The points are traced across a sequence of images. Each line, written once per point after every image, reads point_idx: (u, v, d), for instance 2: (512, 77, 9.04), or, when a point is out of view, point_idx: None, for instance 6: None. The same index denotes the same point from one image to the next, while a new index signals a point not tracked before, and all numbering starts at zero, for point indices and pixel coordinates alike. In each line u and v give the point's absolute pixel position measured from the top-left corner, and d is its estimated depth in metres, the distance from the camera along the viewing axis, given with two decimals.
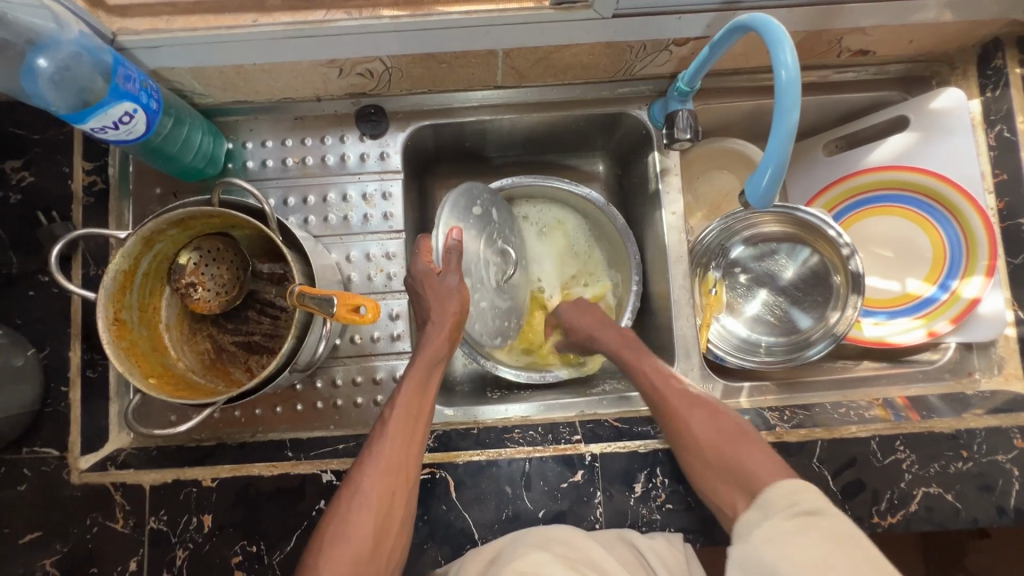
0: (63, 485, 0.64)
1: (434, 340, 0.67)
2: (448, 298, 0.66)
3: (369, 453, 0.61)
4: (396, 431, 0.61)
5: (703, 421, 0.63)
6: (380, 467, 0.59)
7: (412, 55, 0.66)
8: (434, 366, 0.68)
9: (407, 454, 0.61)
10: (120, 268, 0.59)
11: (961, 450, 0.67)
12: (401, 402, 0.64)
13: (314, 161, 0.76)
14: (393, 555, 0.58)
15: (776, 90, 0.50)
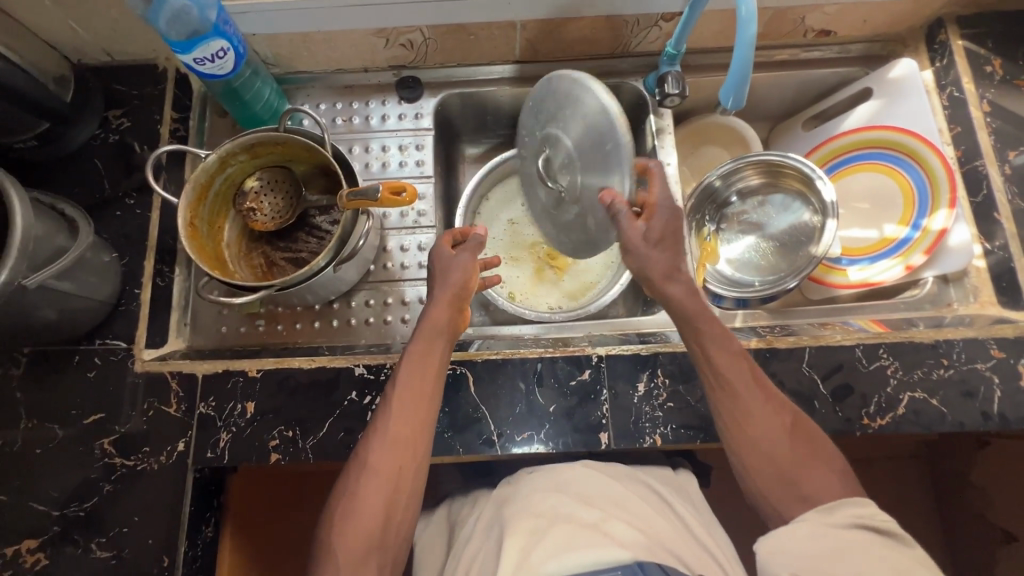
0: (127, 373, 0.72)
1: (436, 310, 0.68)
2: (455, 272, 0.69)
3: (377, 424, 0.63)
4: (403, 403, 0.63)
5: (748, 389, 0.60)
6: (386, 440, 0.61)
7: (446, 26, 0.81)
8: (435, 336, 0.67)
9: (417, 429, 0.62)
10: (199, 180, 0.71)
11: (942, 359, 0.72)
12: (404, 378, 0.65)
13: (359, 120, 0.90)
14: (403, 527, 0.59)
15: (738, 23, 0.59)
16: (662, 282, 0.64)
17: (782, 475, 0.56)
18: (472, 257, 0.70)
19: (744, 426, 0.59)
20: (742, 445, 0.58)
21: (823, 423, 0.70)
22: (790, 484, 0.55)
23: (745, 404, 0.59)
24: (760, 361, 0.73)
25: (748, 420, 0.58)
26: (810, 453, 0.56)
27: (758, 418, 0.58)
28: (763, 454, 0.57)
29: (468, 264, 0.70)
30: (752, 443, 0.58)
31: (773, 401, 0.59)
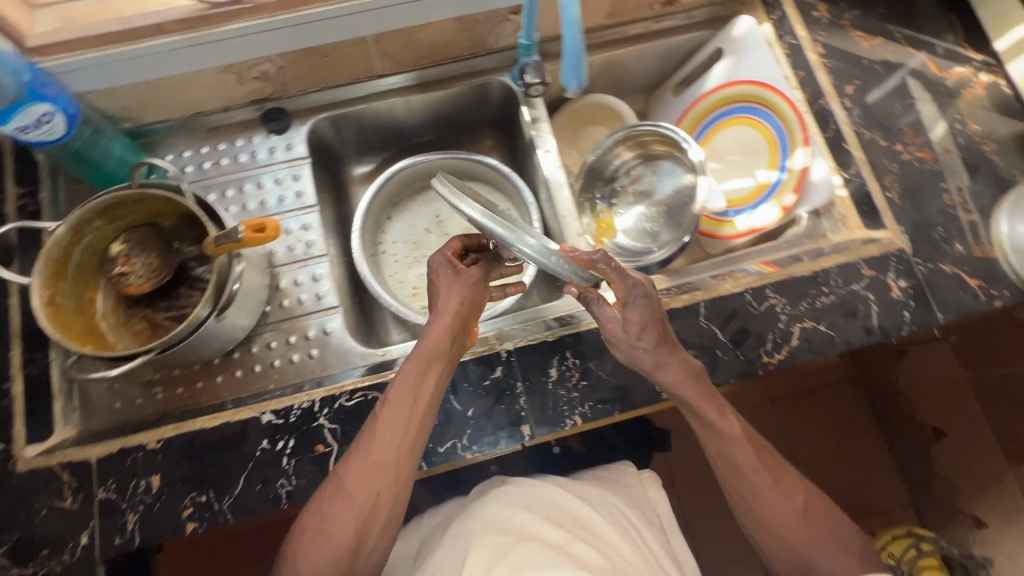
0: (10, 475, 0.66)
1: (433, 331, 0.65)
2: (456, 292, 0.68)
3: (358, 448, 0.64)
4: (386, 432, 0.63)
5: (756, 472, 0.67)
6: (366, 468, 0.63)
7: (296, 52, 0.80)
8: (432, 363, 0.66)
9: (400, 460, 0.64)
10: (51, 256, 0.66)
11: (822, 287, 0.77)
12: (392, 405, 0.64)
13: (228, 162, 0.86)
14: (375, 545, 0.64)
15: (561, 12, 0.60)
16: (654, 370, 0.67)
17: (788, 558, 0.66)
18: (478, 278, 0.69)
19: (771, 529, 0.66)
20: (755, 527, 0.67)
21: (728, 369, 0.73)
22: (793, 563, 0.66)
23: (755, 489, 0.66)
24: None
25: (765, 510, 0.66)
26: (822, 542, 0.65)
27: (778, 516, 0.66)
28: (780, 537, 0.66)
29: (472, 286, 0.69)
30: (767, 531, 0.67)
31: (784, 481, 0.67)
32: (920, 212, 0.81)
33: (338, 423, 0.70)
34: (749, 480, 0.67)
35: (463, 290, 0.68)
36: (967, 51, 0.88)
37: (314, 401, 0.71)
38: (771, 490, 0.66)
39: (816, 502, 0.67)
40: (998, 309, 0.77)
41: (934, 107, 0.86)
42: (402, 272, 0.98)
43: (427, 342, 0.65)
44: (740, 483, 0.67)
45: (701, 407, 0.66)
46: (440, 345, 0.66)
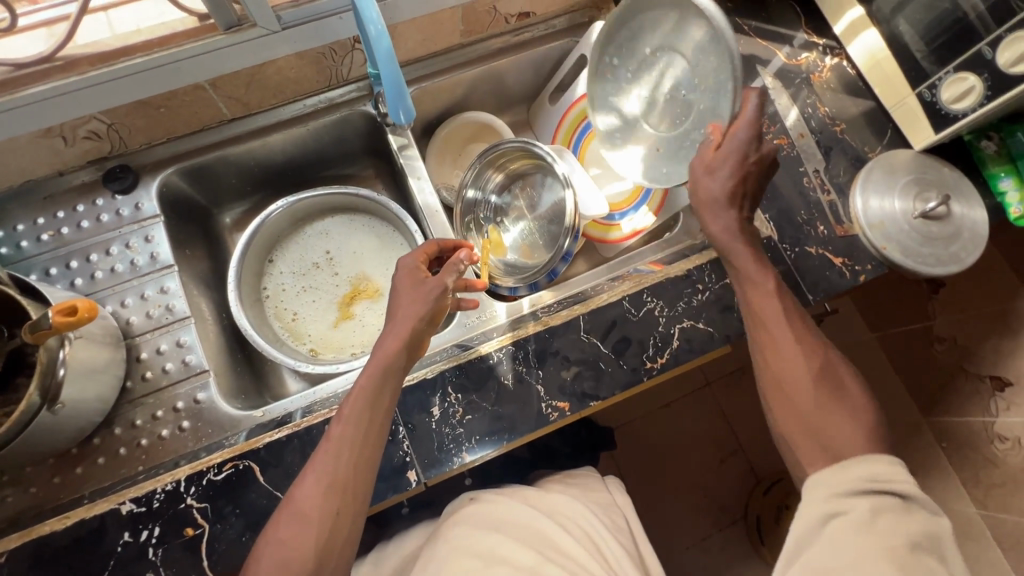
0: None
1: (389, 342, 0.65)
2: (419, 304, 0.67)
3: (315, 465, 0.59)
4: (344, 443, 0.59)
5: (787, 331, 0.64)
6: (325, 484, 0.57)
7: (124, 107, 0.74)
8: (388, 375, 0.63)
9: (355, 474, 0.59)
10: None
11: (697, 285, 0.78)
12: (350, 415, 0.61)
13: (70, 230, 0.79)
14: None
15: (374, 43, 0.61)
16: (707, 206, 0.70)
17: (808, 431, 0.60)
18: (443, 289, 0.69)
19: (790, 403, 0.62)
20: (773, 397, 0.63)
21: (613, 381, 0.73)
22: (817, 437, 0.59)
23: (788, 359, 0.63)
24: (542, 343, 0.74)
25: (779, 357, 0.63)
26: (844, 415, 0.60)
27: (802, 387, 0.61)
28: (802, 414, 0.61)
29: (433, 300, 0.68)
30: (794, 415, 0.61)
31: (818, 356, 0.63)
32: (782, 199, 0.83)
33: (207, 501, 0.65)
34: (773, 335, 0.64)
35: (424, 301, 0.68)
36: (811, 38, 0.92)
37: (178, 481, 0.65)
38: (800, 363, 0.62)
39: (846, 380, 0.62)
40: (863, 284, 0.80)
41: (787, 95, 0.89)
42: (291, 319, 0.94)
43: (380, 354, 0.64)
44: (771, 353, 0.64)
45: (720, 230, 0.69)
46: (398, 357, 0.64)
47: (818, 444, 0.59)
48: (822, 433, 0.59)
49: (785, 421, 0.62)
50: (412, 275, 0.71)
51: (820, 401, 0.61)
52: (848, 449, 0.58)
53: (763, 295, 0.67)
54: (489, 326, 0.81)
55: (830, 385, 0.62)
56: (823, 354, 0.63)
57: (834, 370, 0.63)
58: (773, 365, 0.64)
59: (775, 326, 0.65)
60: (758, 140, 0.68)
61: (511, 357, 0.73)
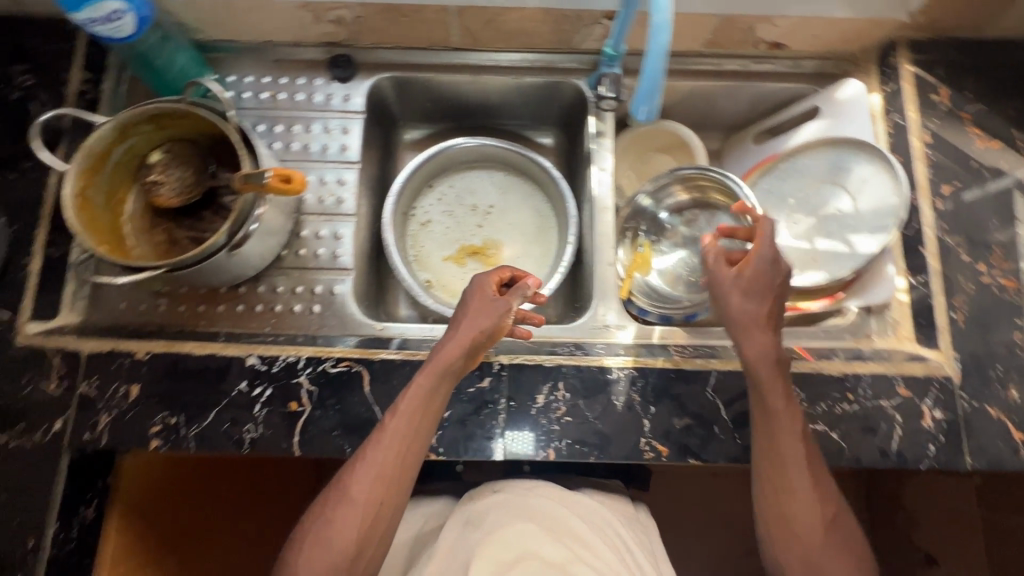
0: (8, 345, 0.69)
1: (449, 349, 0.64)
2: (480, 317, 0.66)
3: (365, 452, 0.61)
4: (392, 438, 0.61)
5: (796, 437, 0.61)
6: (370, 473, 0.60)
7: (376, 5, 0.77)
8: (442, 379, 0.64)
9: (400, 472, 0.61)
10: (92, 149, 0.68)
11: (847, 393, 0.71)
12: (402, 410, 0.62)
13: (285, 97, 0.85)
14: (376, 554, 0.61)
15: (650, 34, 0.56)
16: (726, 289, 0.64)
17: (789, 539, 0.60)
18: (510, 310, 0.67)
19: (774, 482, 0.61)
20: (765, 485, 0.62)
21: (720, 449, 0.69)
22: (801, 549, 0.59)
23: (780, 437, 0.61)
24: (664, 382, 0.71)
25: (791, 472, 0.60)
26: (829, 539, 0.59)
27: (799, 495, 0.60)
28: (790, 524, 0.60)
29: (498, 318, 0.66)
30: (774, 498, 0.61)
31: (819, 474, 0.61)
32: (980, 343, 0.74)
33: (316, 387, 0.69)
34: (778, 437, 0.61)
35: (492, 317, 0.66)
36: None
37: (300, 357, 0.70)
38: (796, 450, 0.61)
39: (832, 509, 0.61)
40: None
41: None
42: (428, 244, 0.97)
43: (438, 357, 0.64)
44: (771, 451, 0.61)
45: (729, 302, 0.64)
46: (454, 362, 0.64)
47: (783, 526, 0.60)
48: (789, 523, 0.60)
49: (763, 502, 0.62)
50: (484, 291, 0.68)
51: (817, 490, 0.60)
52: None
53: (779, 392, 0.62)
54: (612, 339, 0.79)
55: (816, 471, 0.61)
56: (817, 468, 0.62)
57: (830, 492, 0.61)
58: (778, 472, 0.61)
59: (771, 393, 0.61)
60: (778, 260, 0.64)
61: (630, 381, 0.71)
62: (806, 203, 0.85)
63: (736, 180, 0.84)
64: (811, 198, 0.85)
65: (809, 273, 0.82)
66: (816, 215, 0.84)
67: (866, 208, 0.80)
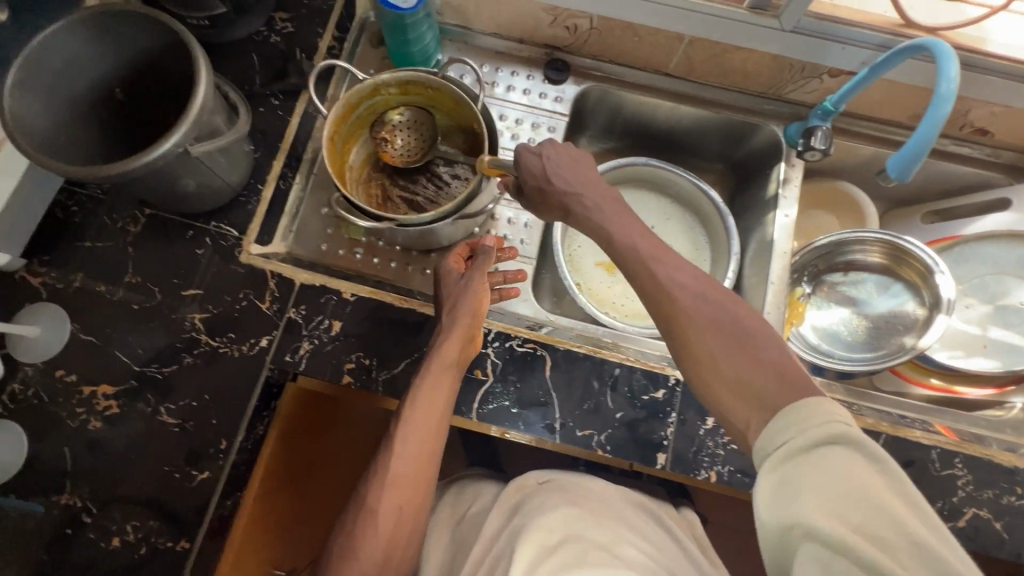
0: (233, 260, 0.75)
1: (447, 349, 0.66)
2: (473, 302, 0.68)
3: (381, 463, 0.64)
4: (406, 444, 0.64)
5: (684, 299, 0.54)
6: (390, 481, 0.63)
7: (616, 21, 0.82)
8: (443, 377, 0.66)
9: (417, 474, 0.64)
10: (350, 101, 0.73)
11: (1016, 486, 0.70)
12: (410, 416, 0.64)
13: (501, 88, 0.90)
14: (405, 557, 0.63)
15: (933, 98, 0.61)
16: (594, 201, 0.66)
17: (737, 392, 0.48)
18: (480, 283, 0.69)
19: (739, 350, 0.49)
20: (703, 377, 0.51)
21: None
22: (752, 402, 0.47)
23: (692, 324, 0.52)
24: None
25: (701, 344, 0.51)
26: (771, 373, 0.47)
27: (717, 354, 0.50)
28: (731, 380, 0.48)
29: (475, 297, 0.68)
30: (723, 386, 0.49)
31: (711, 314, 0.52)
32: None
33: (501, 360, 0.72)
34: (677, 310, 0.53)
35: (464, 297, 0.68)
36: None
37: (490, 329, 0.74)
38: (728, 328, 0.51)
39: (773, 344, 0.49)
40: None
41: None
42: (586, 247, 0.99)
43: (437, 360, 0.66)
44: (675, 326, 0.53)
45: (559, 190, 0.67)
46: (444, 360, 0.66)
47: (753, 405, 0.47)
48: (756, 390, 0.47)
49: (724, 391, 0.49)
50: (450, 275, 0.71)
51: (748, 342, 0.49)
52: (811, 395, 0.44)
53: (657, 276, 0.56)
54: None
55: (739, 335, 0.50)
56: (723, 310, 0.52)
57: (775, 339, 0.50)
58: (682, 332, 0.52)
59: (680, 300, 0.54)
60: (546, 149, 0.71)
61: None
62: (982, 290, 0.86)
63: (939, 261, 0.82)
64: (990, 287, 0.85)
65: (976, 359, 0.83)
66: (992, 304, 0.85)
67: None
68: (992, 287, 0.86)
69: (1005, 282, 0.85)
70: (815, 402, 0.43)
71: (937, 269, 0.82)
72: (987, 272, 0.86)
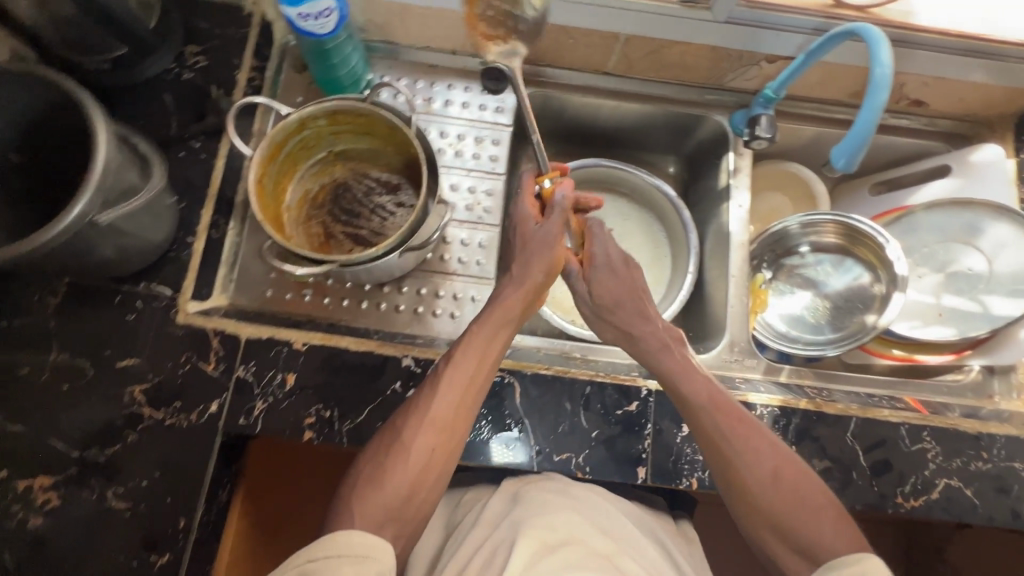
0: (168, 322, 0.69)
1: (508, 297, 0.68)
2: (547, 250, 0.69)
3: (418, 408, 0.63)
4: (452, 386, 0.63)
5: (711, 426, 0.63)
6: (431, 423, 0.62)
7: (548, 25, 0.78)
8: (501, 329, 0.67)
9: (456, 419, 0.63)
10: (275, 139, 0.68)
11: (981, 451, 0.72)
12: (462, 356, 0.65)
13: (438, 103, 0.86)
14: (423, 503, 0.61)
15: (869, 84, 0.61)
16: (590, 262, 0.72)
17: (770, 524, 0.59)
18: (558, 236, 0.69)
19: (780, 493, 0.59)
20: (735, 490, 0.61)
21: (857, 494, 0.70)
22: (790, 542, 0.58)
23: (726, 440, 0.62)
24: (806, 423, 0.72)
25: (743, 461, 0.61)
26: (799, 507, 0.58)
27: (753, 483, 0.60)
28: (767, 518, 0.59)
29: (546, 253, 0.69)
30: (761, 512, 0.59)
31: (758, 447, 0.61)
32: None
33: None
34: (713, 426, 0.63)
35: (540, 250, 0.69)
36: None
37: None
38: (759, 451, 0.61)
39: (796, 474, 0.60)
40: None
41: None
42: None
43: (496, 305, 0.68)
44: (717, 452, 0.62)
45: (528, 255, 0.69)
46: (507, 313, 0.67)
47: (791, 541, 0.58)
48: (794, 528, 0.58)
49: (755, 516, 0.60)
50: (526, 223, 0.71)
51: (779, 480, 0.60)
52: (833, 550, 0.55)
53: (700, 390, 0.65)
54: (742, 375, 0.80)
55: (793, 477, 0.60)
56: (777, 453, 0.62)
57: (798, 474, 0.60)
58: (726, 458, 0.62)
59: (710, 426, 0.63)
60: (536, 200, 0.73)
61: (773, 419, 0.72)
62: (931, 258, 0.87)
63: (885, 233, 0.84)
64: (941, 255, 0.87)
65: (933, 327, 0.84)
66: (943, 272, 0.86)
67: (1002, 271, 0.82)
68: (942, 255, 0.87)
69: (954, 249, 0.86)
70: (855, 559, 0.53)
71: (886, 239, 0.84)
72: (936, 240, 0.87)
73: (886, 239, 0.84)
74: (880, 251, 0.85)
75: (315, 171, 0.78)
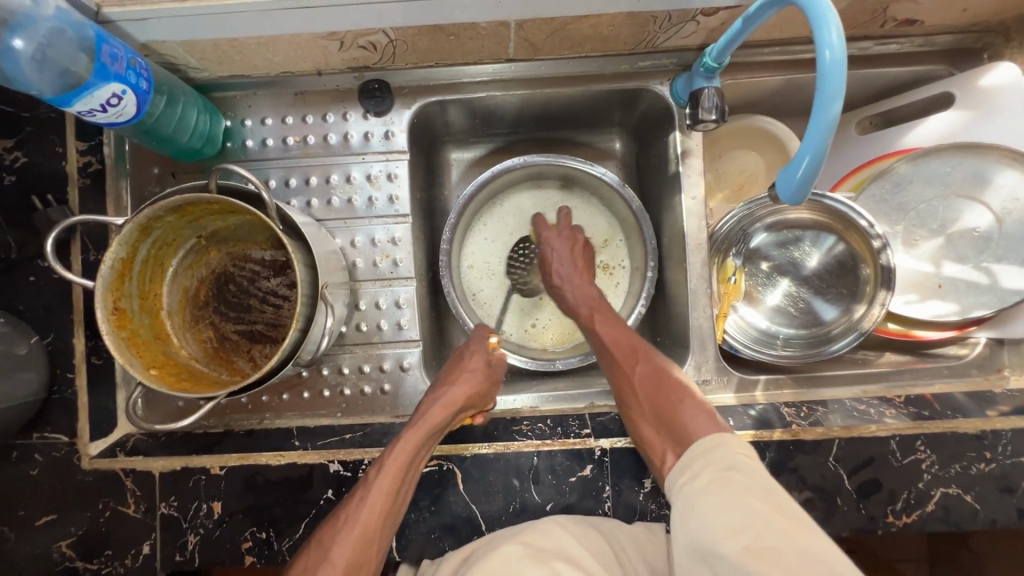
0: (74, 470, 0.64)
1: (444, 404, 0.62)
2: (477, 383, 0.66)
3: (348, 511, 0.55)
4: (385, 483, 0.56)
5: (616, 349, 0.68)
6: (354, 531, 0.54)
7: (417, 27, 0.61)
8: (431, 434, 0.61)
9: (383, 530, 0.56)
10: (116, 257, 0.55)
11: (984, 452, 0.65)
12: (400, 450, 0.58)
13: (316, 141, 0.72)
14: None
15: (818, 74, 0.44)
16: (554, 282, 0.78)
17: (654, 419, 0.61)
18: (489, 378, 0.68)
19: (657, 399, 0.62)
20: (626, 402, 0.64)
21: (844, 521, 0.64)
22: (661, 425, 0.60)
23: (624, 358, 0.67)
24: (783, 455, 0.65)
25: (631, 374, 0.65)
26: (679, 404, 0.61)
27: (642, 382, 0.64)
28: (647, 409, 0.62)
29: (489, 385, 0.67)
30: (641, 407, 0.63)
31: (647, 366, 0.65)
32: None
33: None
34: (627, 356, 0.67)
35: (483, 382, 0.67)
36: None
37: None
38: (646, 373, 0.65)
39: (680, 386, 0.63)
40: None
41: None
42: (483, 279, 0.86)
43: (436, 408, 0.62)
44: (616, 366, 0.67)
45: (472, 371, 0.67)
46: (447, 419, 0.62)
47: (672, 438, 0.59)
48: (672, 424, 0.59)
49: (640, 425, 0.62)
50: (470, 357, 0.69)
51: (656, 384, 0.63)
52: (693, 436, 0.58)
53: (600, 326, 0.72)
54: (714, 398, 0.73)
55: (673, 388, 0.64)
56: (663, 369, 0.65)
57: (674, 383, 0.64)
58: (624, 373, 0.66)
59: (613, 353, 0.69)
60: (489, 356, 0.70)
61: None
62: (931, 217, 0.73)
63: (858, 211, 0.71)
64: (945, 214, 0.72)
65: (932, 303, 0.73)
66: (943, 233, 0.72)
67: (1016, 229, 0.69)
68: (948, 215, 0.72)
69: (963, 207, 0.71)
70: (714, 442, 0.56)
71: (869, 221, 0.71)
72: (931, 195, 0.72)
73: (855, 214, 0.71)
74: (859, 233, 0.73)
75: (188, 263, 0.67)
